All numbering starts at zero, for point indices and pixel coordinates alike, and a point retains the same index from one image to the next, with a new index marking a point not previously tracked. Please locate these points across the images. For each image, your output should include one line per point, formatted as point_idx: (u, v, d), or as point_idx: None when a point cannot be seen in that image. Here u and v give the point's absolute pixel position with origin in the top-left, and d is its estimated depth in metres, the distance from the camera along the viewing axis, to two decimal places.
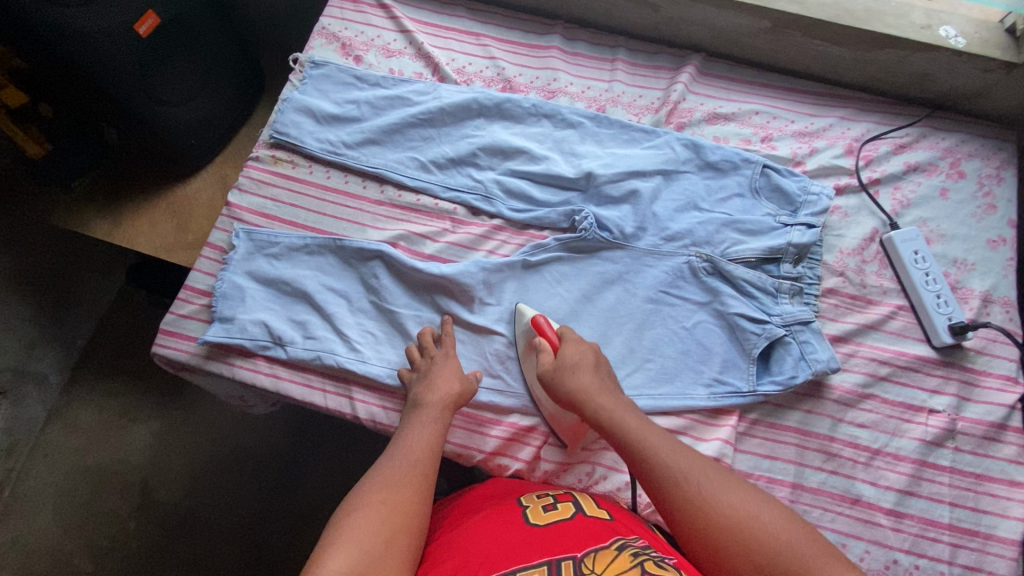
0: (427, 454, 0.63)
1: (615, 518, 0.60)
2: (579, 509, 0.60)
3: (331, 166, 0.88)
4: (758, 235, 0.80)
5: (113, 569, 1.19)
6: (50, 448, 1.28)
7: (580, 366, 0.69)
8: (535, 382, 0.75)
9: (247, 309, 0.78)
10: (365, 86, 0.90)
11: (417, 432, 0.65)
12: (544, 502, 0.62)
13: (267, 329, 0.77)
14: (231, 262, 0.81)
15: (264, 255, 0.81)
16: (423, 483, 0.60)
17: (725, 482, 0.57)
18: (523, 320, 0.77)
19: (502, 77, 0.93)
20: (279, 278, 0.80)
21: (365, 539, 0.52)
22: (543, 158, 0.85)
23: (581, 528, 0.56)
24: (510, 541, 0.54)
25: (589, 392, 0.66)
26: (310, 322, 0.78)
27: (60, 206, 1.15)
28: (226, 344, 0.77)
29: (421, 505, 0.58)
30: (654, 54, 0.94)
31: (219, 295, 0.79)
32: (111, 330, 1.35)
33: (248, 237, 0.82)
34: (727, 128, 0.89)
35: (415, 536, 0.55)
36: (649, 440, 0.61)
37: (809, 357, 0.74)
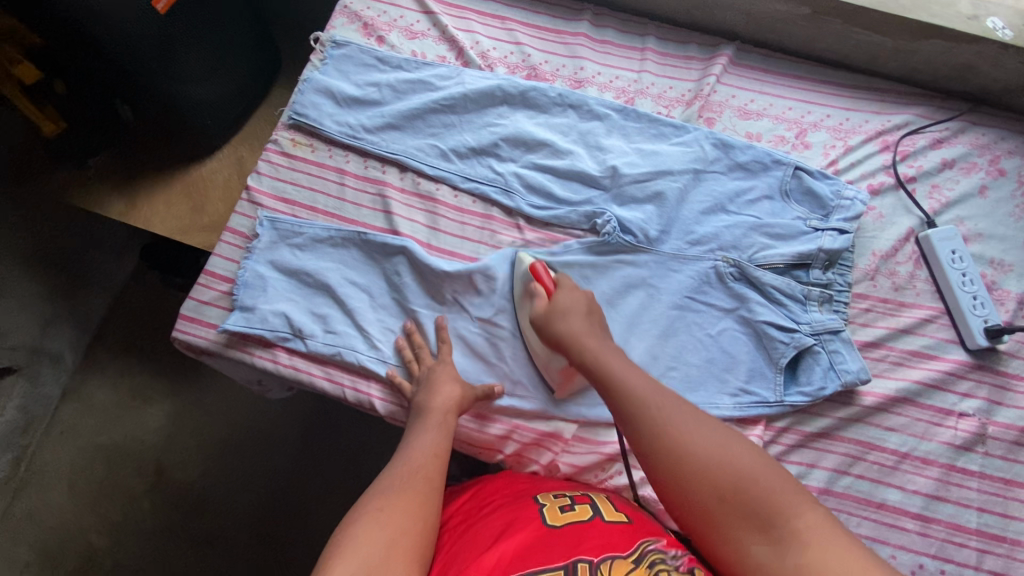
0: (435, 463, 0.62)
1: (633, 521, 0.59)
2: (596, 513, 0.59)
3: (351, 150, 0.86)
4: (787, 239, 0.78)
5: (128, 546, 1.21)
6: (67, 424, 1.30)
7: (572, 311, 0.68)
8: (528, 328, 0.75)
9: (268, 299, 0.77)
10: (387, 68, 0.88)
11: (422, 438, 0.64)
12: (561, 502, 0.61)
13: (288, 320, 0.76)
14: (253, 250, 0.80)
15: (287, 245, 0.80)
16: (429, 494, 0.58)
17: (699, 419, 0.55)
18: (521, 268, 0.77)
19: (527, 64, 0.90)
20: (302, 270, 0.79)
21: (375, 544, 0.51)
22: (567, 153, 0.83)
23: (599, 531, 0.55)
24: (527, 542, 0.54)
25: (577, 334, 0.65)
26: (331, 315, 0.77)
27: (76, 185, 1.14)
28: (245, 333, 0.76)
29: (431, 512, 0.57)
30: (684, 43, 0.91)
31: (240, 283, 0.78)
32: (123, 312, 1.39)
33: (271, 226, 0.81)
34: (760, 124, 0.86)
35: (423, 544, 0.53)
36: (626, 374, 0.60)
37: (838, 367, 0.72)
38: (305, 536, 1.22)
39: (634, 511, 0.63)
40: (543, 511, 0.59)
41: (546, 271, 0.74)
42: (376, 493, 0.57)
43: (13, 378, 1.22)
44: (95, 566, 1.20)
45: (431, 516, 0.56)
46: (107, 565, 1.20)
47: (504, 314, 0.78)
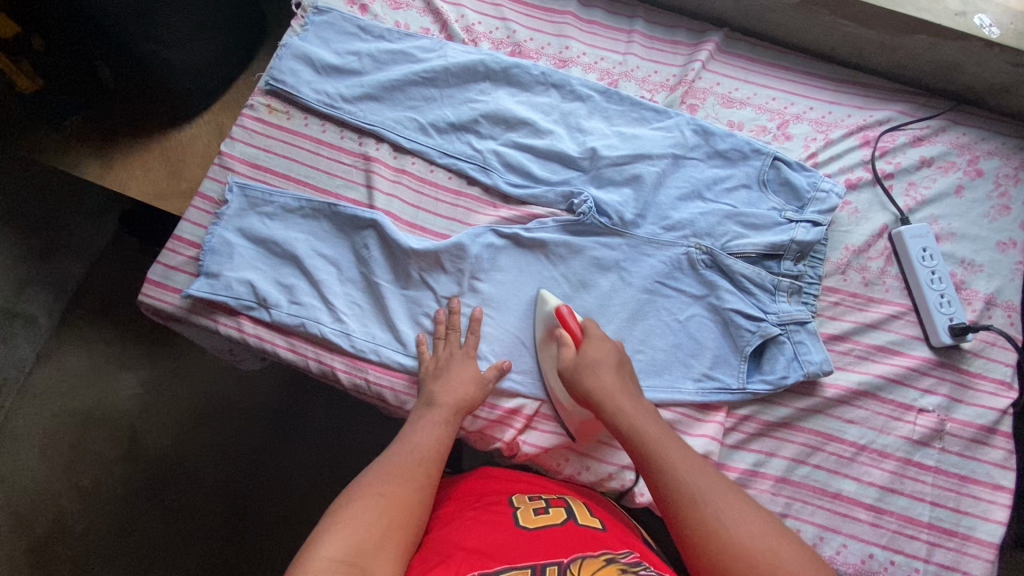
0: (435, 456, 0.63)
1: (607, 529, 0.60)
2: (570, 516, 0.60)
3: (328, 119, 0.84)
4: (761, 229, 0.78)
5: (99, 512, 1.22)
6: (41, 389, 1.29)
7: (601, 365, 0.67)
8: (550, 375, 0.74)
9: (234, 267, 0.77)
10: (368, 37, 0.86)
11: (423, 426, 0.65)
12: (536, 504, 0.62)
13: (253, 289, 0.76)
14: (223, 217, 0.79)
15: (257, 213, 0.79)
16: (425, 482, 0.60)
17: (739, 505, 0.55)
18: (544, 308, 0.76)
19: (511, 40, 0.88)
20: (271, 239, 0.78)
21: (371, 527, 0.52)
22: (547, 133, 0.82)
23: (572, 534, 0.56)
24: (500, 541, 0.55)
25: (609, 393, 0.65)
26: (297, 286, 0.77)
27: (51, 146, 1.12)
28: (210, 300, 0.76)
29: (421, 501, 0.58)
30: (673, 27, 0.90)
31: (207, 249, 0.77)
32: (100, 279, 1.36)
33: (242, 192, 0.79)
34: (743, 113, 0.85)
35: (412, 528, 0.55)
36: (664, 445, 0.60)
37: (802, 358, 0.73)
38: (276, 506, 1.22)
39: (609, 518, 0.64)
40: (518, 512, 0.60)
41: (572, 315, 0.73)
42: (371, 478, 0.58)
43: None
44: (66, 530, 1.20)
45: (421, 505, 0.57)
46: (78, 530, 1.20)
47: (474, 291, 0.78)
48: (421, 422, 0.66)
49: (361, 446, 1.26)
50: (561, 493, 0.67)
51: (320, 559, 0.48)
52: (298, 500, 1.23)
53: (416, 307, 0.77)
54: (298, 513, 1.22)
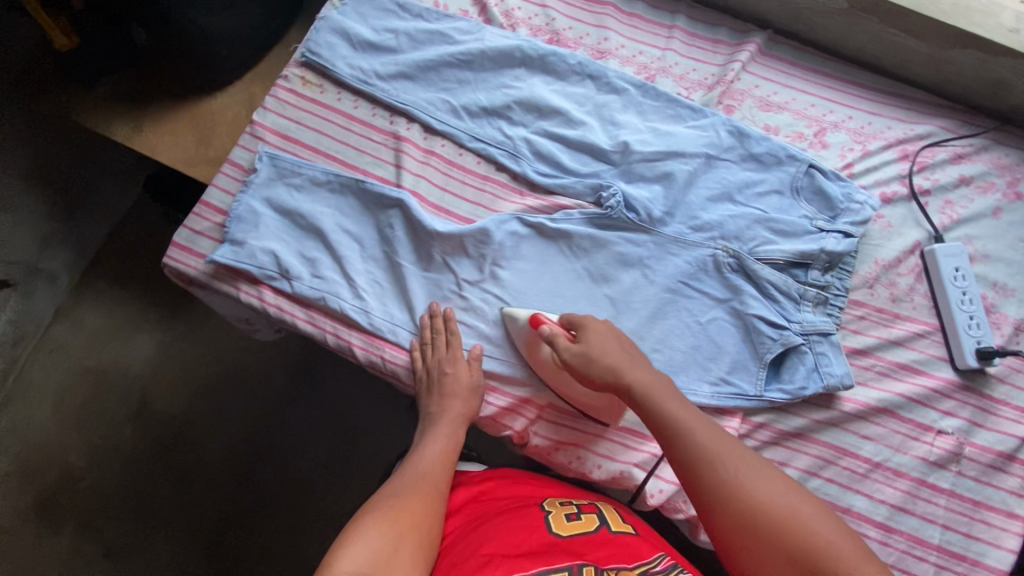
0: (445, 472, 0.64)
1: (640, 535, 0.63)
2: (602, 523, 0.62)
3: (360, 95, 0.84)
4: (790, 237, 0.77)
5: (106, 469, 1.27)
6: (59, 344, 1.36)
7: (606, 344, 0.66)
8: (553, 378, 0.72)
9: (259, 236, 0.77)
10: (406, 15, 0.86)
11: (432, 446, 0.67)
12: (567, 511, 0.64)
13: (276, 260, 0.76)
14: (251, 184, 0.79)
15: (285, 184, 0.79)
16: (434, 493, 0.61)
17: (761, 472, 0.55)
18: (517, 325, 0.73)
19: (550, 27, 0.87)
20: (297, 211, 0.78)
21: (384, 534, 0.52)
22: (580, 124, 0.81)
23: (604, 542, 0.58)
24: (537, 540, 0.56)
25: (622, 362, 0.65)
26: (319, 260, 0.77)
27: (83, 104, 1.13)
28: (233, 267, 0.76)
29: (437, 510, 0.59)
30: (714, 25, 0.88)
31: (233, 216, 0.77)
32: (124, 241, 1.43)
33: (271, 161, 0.80)
34: (780, 117, 0.83)
35: (430, 536, 0.55)
36: (684, 414, 0.60)
37: (823, 370, 0.72)
38: (276, 478, 1.26)
39: (640, 525, 0.66)
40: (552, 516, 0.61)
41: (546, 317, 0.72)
42: (388, 494, 0.59)
43: (7, 293, 1.26)
44: (73, 483, 1.26)
45: (437, 513, 0.58)
46: (85, 485, 1.26)
47: (493, 277, 0.78)
48: (431, 442, 0.68)
49: (365, 425, 1.29)
50: (590, 499, 0.70)
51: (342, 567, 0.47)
52: (300, 471, 1.26)
53: (436, 290, 0.77)
54: (301, 484, 1.25)
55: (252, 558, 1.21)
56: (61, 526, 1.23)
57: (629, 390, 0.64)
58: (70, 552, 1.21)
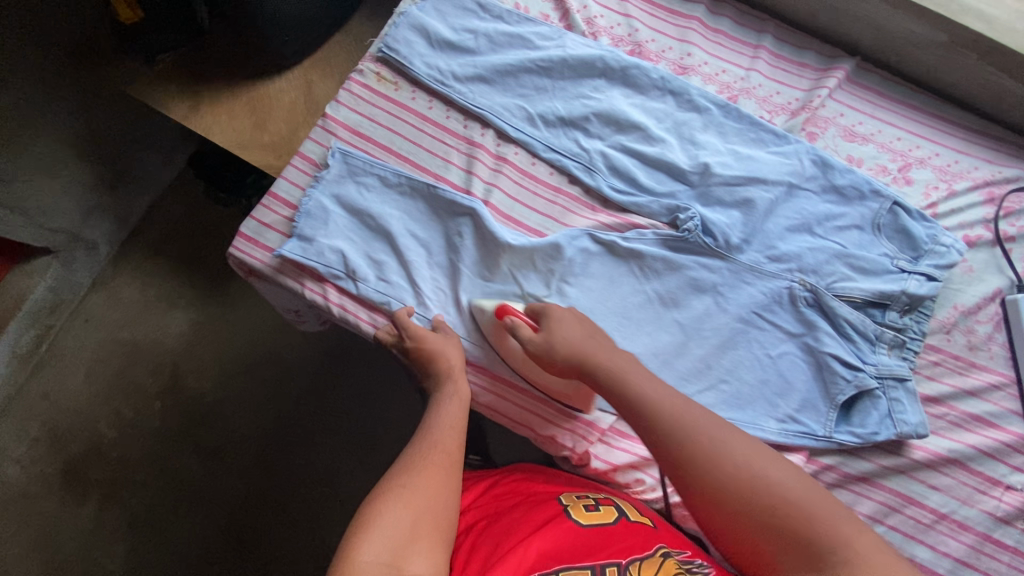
0: (458, 446, 0.64)
1: (659, 525, 0.63)
2: (621, 514, 0.63)
3: (435, 95, 0.83)
4: (869, 274, 0.75)
5: (134, 442, 1.27)
6: (94, 313, 1.36)
7: (564, 323, 0.69)
8: (525, 367, 0.73)
9: (328, 234, 0.76)
10: (486, 16, 0.84)
11: (442, 417, 0.66)
12: (585, 502, 0.64)
13: (344, 259, 0.75)
14: (321, 180, 0.78)
15: (355, 182, 0.78)
16: (449, 468, 0.61)
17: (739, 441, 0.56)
18: (485, 317, 0.73)
19: (632, 38, 0.84)
20: (367, 211, 0.77)
21: (398, 520, 0.54)
22: (658, 141, 0.79)
23: (624, 534, 0.59)
24: (558, 536, 0.57)
25: (577, 344, 0.67)
26: (386, 263, 0.76)
27: (139, 79, 1.11)
28: (300, 263, 0.75)
29: (451, 490, 0.59)
30: (802, 48, 0.85)
31: (303, 212, 0.76)
32: (163, 214, 1.43)
33: (343, 158, 0.78)
34: (864, 149, 0.81)
35: (444, 519, 0.57)
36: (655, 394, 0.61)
37: (896, 417, 0.70)
38: (302, 463, 1.26)
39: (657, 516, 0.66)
40: (570, 510, 0.61)
41: (511, 307, 0.72)
42: (400, 472, 0.59)
43: (49, 259, 1.27)
44: (101, 454, 1.26)
45: (449, 496, 0.59)
46: (112, 455, 1.26)
47: (560, 292, 0.76)
48: (441, 410, 0.67)
49: (394, 420, 1.28)
50: (607, 494, 0.68)
51: (362, 564, 0.49)
52: (325, 459, 1.26)
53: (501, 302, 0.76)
54: (325, 474, 1.25)
55: (270, 541, 1.21)
56: (86, 496, 1.24)
57: (594, 370, 0.65)
58: (93, 522, 1.22)
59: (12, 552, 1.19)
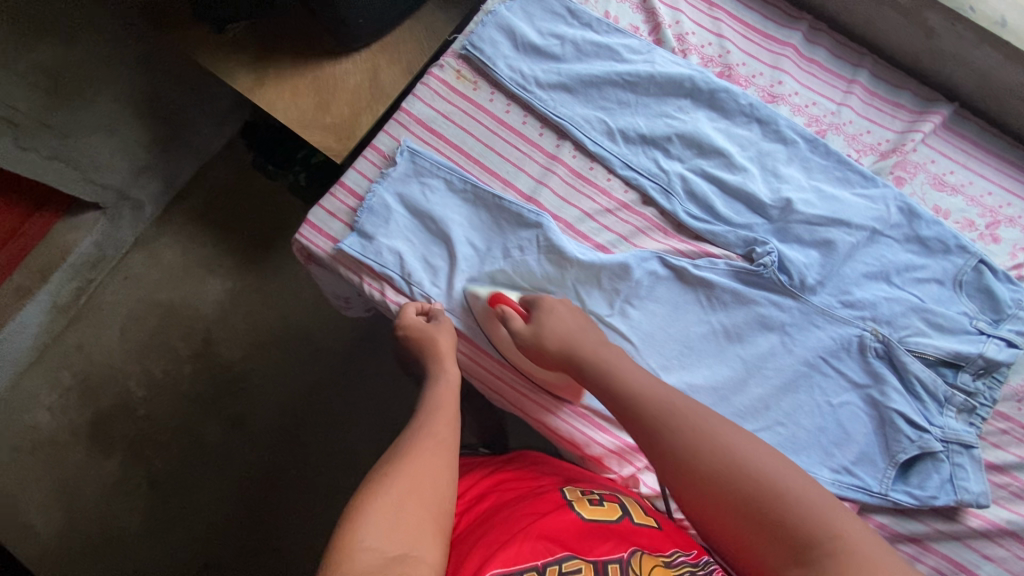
0: (450, 429, 0.61)
1: (662, 527, 0.62)
2: (625, 513, 0.61)
3: (514, 99, 0.81)
4: (945, 332, 0.73)
5: (161, 403, 1.29)
6: (133, 271, 1.37)
7: (557, 310, 0.69)
8: (514, 356, 0.73)
9: (388, 233, 0.75)
10: (575, 22, 0.82)
11: (435, 403, 0.64)
12: (589, 497, 0.62)
13: (401, 261, 0.75)
14: (387, 176, 0.77)
15: (421, 182, 0.77)
16: (444, 452, 0.58)
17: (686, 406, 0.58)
18: (479, 304, 0.73)
19: (723, 60, 0.82)
20: (429, 213, 0.76)
21: (389, 506, 0.50)
22: (741, 169, 0.77)
23: (627, 535, 0.57)
24: (558, 527, 0.55)
25: (563, 332, 0.67)
26: (444, 268, 0.75)
27: (207, 46, 1.10)
28: (359, 260, 0.75)
29: (445, 474, 0.56)
30: (898, 87, 0.82)
31: (366, 208, 0.76)
32: (209, 178, 1.44)
33: (412, 157, 0.78)
34: (952, 200, 0.78)
35: (439, 505, 0.53)
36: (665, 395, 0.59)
37: (957, 483, 0.68)
38: (322, 444, 1.26)
39: (663, 518, 0.64)
40: (573, 503, 0.60)
41: (504, 296, 0.72)
42: (391, 458, 0.56)
43: (96, 215, 1.28)
44: (129, 411, 1.28)
45: (443, 479, 0.55)
46: (139, 413, 1.28)
47: (621, 312, 0.75)
48: (432, 397, 0.65)
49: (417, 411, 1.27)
50: (611, 490, 0.66)
51: (358, 547, 0.45)
52: (346, 444, 1.26)
53: None
54: (341, 454, 1.26)
55: (284, 516, 1.22)
56: (112, 449, 1.26)
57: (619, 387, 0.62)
58: (116, 476, 1.24)
59: (38, 495, 1.22)
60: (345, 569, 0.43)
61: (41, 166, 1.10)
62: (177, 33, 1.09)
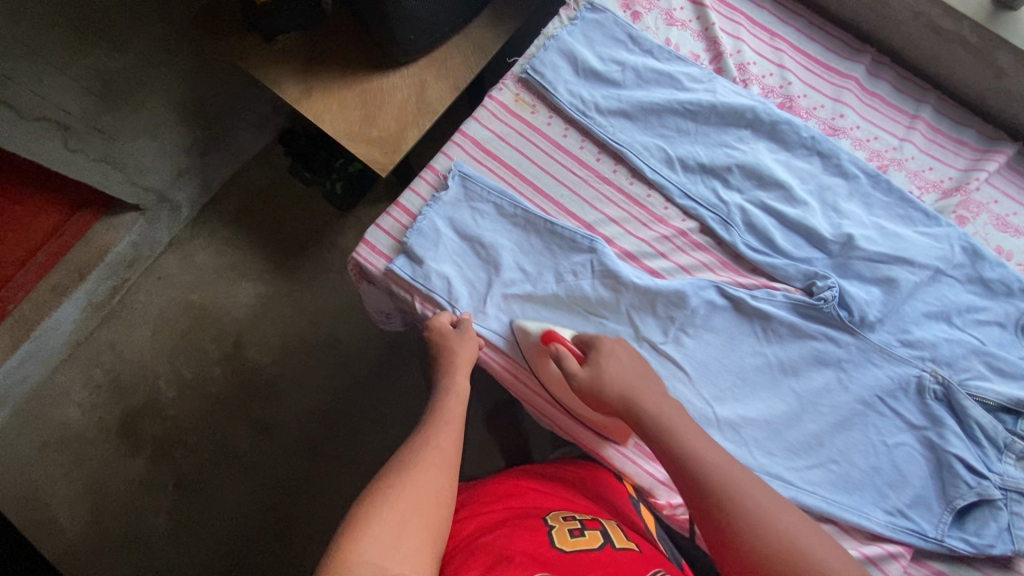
0: (453, 446, 0.61)
1: (641, 551, 0.59)
2: (607, 540, 0.57)
3: (572, 124, 0.81)
4: (1007, 377, 0.72)
5: (189, 406, 1.29)
6: (166, 271, 1.38)
7: (615, 354, 0.67)
8: (559, 390, 0.72)
9: (437, 257, 0.75)
10: (636, 49, 0.82)
11: (440, 418, 0.63)
12: (570, 526, 0.58)
13: (450, 285, 0.74)
14: (437, 200, 0.77)
15: (471, 207, 0.77)
16: (447, 471, 0.57)
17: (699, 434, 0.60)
18: (529, 340, 0.71)
19: (784, 91, 0.82)
20: (478, 238, 0.76)
21: (389, 519, 0.49)
22: (800, 203, 0.76)
23: (613, 560, 0.53)
24: (537, 552, 0.52)
25: (625, 380, 0.65)
26: (493, 293, 0.74)
27: (256, 56, 1.10)
28: (409, 283, 0.74)
29: (446, 491, 0.55)
30: (961, 125, 0.81)
31: (416, 230, 0.75)
32: (246, 182, 1.45)
33: (463, 181, 0.77)
34: (1017, 242, 0.76)
35: (439, 523, 0.51)
36: (812, 548, 0.51)
37: (1015, 532, 0.66)
38: (348, 455, 1.26)
39: (642, 543, 0.61)
40: (554, 533, 0.56)
41: (557, 334, 0.70)
42: (392, 471, 0.56)
43: (135, 216, 1.30)
44: (158, 411, 1.29)
45: (444, 496, 0.54)
46: (167, 413, 1.29)
47: (674, 340, 0.74)
48: (437, 412, 0.65)
49: None
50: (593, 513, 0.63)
51: (355, 560, 0.44)
52: (371, 455, 1.25)
53: None
54: (368, 465, 1.25)
55: (305, 525, 1.21)
56: (139, 448, 1.26)
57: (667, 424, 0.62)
58: (142, 476, 1.25)
59: (65, 491, 1.23)
60: None
61: (87, 168, 1.12)
62: (227, 42, 1.10)
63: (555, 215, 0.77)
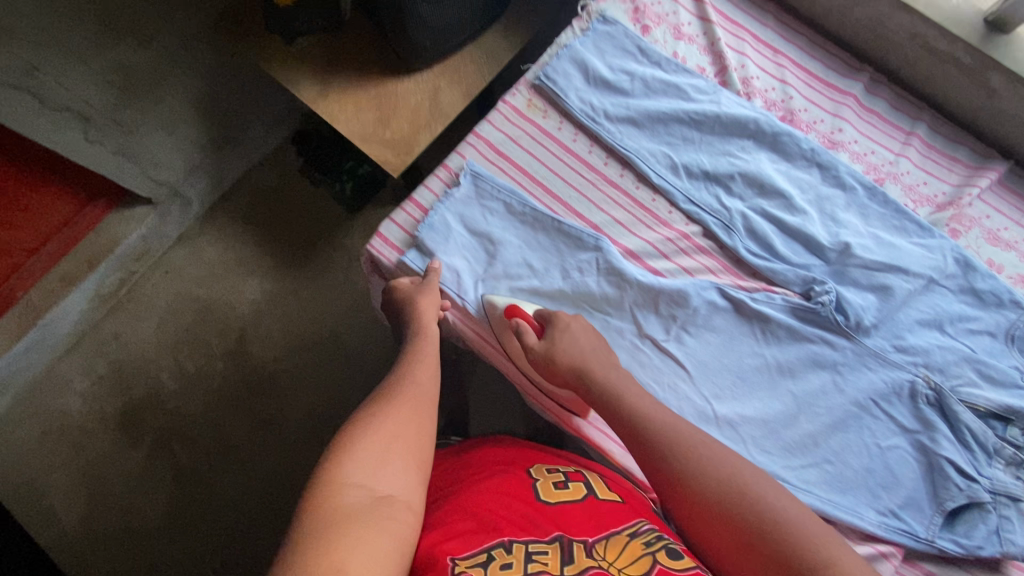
0: (432, 384, 0.65)
1: (625, 501, 0.61)
2: (590, 491, 0.60)
3: (581, 130, 0.84)
4: (997, 385, 0.74)
5: (191, 399, 1.31)
6: (174, 265, 1.40)
7: (573, 328, 0.71)
8: (521, 361, 0.75)
9: (446, 251, 0.77)
10: (645, 60, 0.86)
11: (418, 359, 0.67)
12: (555, 478, 0.61)
13: (458, 278, 0.76)
14: (449, 197, 0.79)
15: (481, 205, 0.80)
16: (427, 405, 0.62)
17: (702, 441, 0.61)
18: (496, 314, 0.74)
19: (786, 105, 0.85)
20: (487, 234, 0.78)
21: (375, 445, 0.53)
22: (800, 211, 0.79)
23: (591, 513, 0.56)
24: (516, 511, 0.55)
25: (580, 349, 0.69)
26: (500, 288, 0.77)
27: (276, 57, 1.14)
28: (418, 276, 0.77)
29: (426, 424, 0.60)
30: (955, 142, 0.85)
31: (427, 224, 0.78)
32: (256, 181, 1.48)
33: (474, 180, 0.80)
34: (1007, 256, 0.79)
35: (422, 454, 0.57)
36: (796, 522, 0.53)
37: (1004, 535, 0.68)
38: None
39: (627, 494, 0.63)
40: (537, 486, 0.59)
41: (521, 309, 0.73)
42: (375, 402, 0.59)
43: (148, 210, 1.31)
44: (159, 403, 1.30)
45: (425, 429, 0.59)
46: (168, 406, 1.30)
47: (676, 339, 0.76)
48: (414, 353, 0.68)
49: None
50: (576, 467, 0.66)
51: (345, 483, 0.49)
52: None
53: (618, 337, 0.76)
54: None
55: None
56: (139, 440, 1.27)
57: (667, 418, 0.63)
58: (140, 467, 1.25)
59: (64, 481, 1.24)
60: (335, 501, 0.47)
61: (105, 159, 1.15)
62: (248, 42, 1.14)
63: (562, 215, 0.80)
